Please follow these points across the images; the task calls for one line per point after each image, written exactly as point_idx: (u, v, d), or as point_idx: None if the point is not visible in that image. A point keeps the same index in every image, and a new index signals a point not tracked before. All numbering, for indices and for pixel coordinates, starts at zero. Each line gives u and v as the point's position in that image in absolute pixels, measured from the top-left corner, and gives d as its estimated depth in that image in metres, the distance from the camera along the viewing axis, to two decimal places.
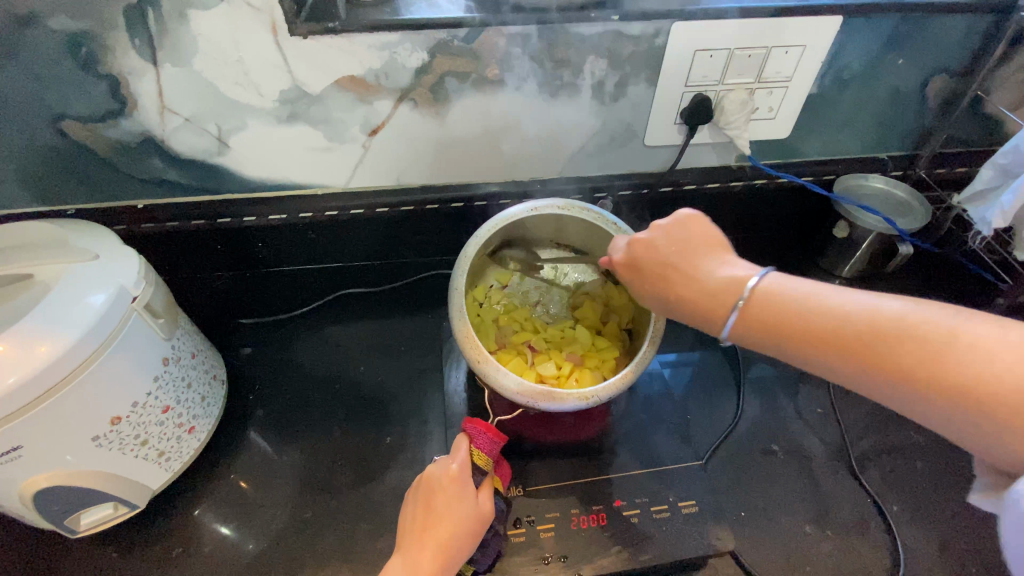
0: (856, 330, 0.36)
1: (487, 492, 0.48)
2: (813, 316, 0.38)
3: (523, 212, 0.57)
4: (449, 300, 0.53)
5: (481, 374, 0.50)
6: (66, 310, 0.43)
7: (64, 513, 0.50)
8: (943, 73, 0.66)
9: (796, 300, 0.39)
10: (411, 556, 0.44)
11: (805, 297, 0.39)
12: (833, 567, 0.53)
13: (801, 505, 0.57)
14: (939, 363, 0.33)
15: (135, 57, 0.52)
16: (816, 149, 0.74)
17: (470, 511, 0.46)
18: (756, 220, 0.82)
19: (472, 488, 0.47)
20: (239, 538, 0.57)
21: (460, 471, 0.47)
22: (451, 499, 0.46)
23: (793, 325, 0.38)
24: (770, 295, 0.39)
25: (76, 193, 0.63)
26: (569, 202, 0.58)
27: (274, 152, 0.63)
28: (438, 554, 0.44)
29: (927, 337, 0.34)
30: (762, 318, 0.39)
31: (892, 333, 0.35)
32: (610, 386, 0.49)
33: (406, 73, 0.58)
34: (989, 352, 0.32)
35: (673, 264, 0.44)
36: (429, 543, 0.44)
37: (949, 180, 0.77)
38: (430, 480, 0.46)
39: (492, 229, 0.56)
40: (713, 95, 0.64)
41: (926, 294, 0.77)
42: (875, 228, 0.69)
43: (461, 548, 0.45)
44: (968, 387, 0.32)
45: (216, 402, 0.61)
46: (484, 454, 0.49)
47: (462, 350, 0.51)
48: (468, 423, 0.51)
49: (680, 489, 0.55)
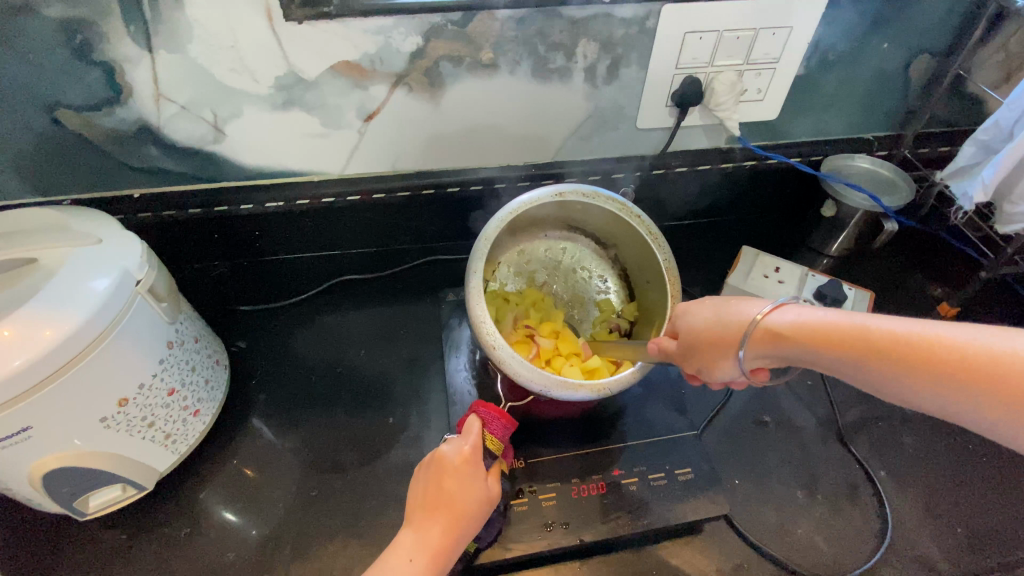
0: (900, 345, 0.34)
1: (496, 475, 0.49)
2: (843, 333, 0.37)
3: (547, 195, 0.57)
4: (467, 281, 0.52)
5: (494, 361, 0.50)
6: (72, 292, 0.44)
7: (72, 496, 0.51)
8: (925, 53, 0.68)
9: (829, 323, 0.38)
10: (421, 533, 0.44)
11: (832, 319, 0.38)
12: (824, 529, 0.56)
13: (793, 472, 0.59)
14: (967, 370, 0.32)
15: (131, 44, 0.52)
16: (803, 130, 0.75)
17: (481, 492, 0.46)
18: (746, 202, 0.83)
19: (483, 471, 0.47)
20: (247, 517, 0.58)
21: (473, 453, 0.47)
22: (463, 479, 0.46)
23: (824, 343, 0.37)
24: (787, 321, 0.39)
25: (72, 182, 0.63)
26: (595, 191, 0.58)
27: (270, 139, 0.63)
28: (448, 531, 0.45)
29: (941, 349, 0.33)
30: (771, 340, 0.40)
31: (947, 351, 0.33)
32: (622, 379, 0.50)
33: (401, 57, 0.58)
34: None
35: (715, 331, 0.43)
36: (440, 520, 0.45)
37: (932, 159, 0.79)
38: (442, 460, 0.47)
39: (513, 213, 0.56)
40: (703, 77, 0.65)
41: (911, 269, 0.80)
42: (861, 206, 0.71)
43: (470, 527, 0.46)
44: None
45: (218, 386, 0.62)
46: (498, 440, 0.48)
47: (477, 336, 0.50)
48: (481, 405, 0.50)
49: (677, 459, 0.56)
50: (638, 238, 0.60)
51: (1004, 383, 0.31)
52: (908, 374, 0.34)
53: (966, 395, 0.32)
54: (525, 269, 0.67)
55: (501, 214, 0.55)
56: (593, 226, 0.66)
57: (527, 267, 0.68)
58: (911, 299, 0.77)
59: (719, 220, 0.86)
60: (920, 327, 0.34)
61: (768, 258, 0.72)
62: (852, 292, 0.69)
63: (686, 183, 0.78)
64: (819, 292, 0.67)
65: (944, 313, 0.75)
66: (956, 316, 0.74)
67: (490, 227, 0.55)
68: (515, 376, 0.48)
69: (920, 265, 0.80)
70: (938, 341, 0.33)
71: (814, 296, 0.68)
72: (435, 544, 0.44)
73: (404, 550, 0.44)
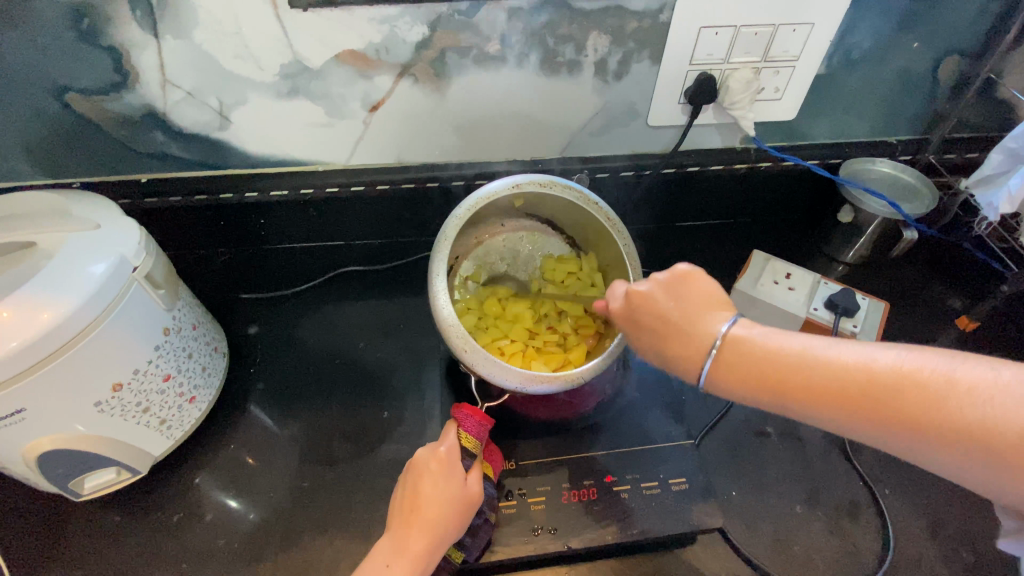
0: (812, 375, 0.35)
1: (478, 473, 0.48)
2: (792, 372, 0.36)
3: (506, 188, 0.55)
4: (432, 281, 0.51)
5: (464, 363, 0.49)
6: (67, 276, 0.44)
7: (68, 477, 0.52)
8: (954, 54, 0.65)
9: (777, 362, 0.37)
10: (398, 536, 0.45)
11: (765, 344, 0.38)
12: (822, 546, 0.54)
13: (793, 485, 0.58)
14: (921, 404, 0.32)
15: (136, 29, 0.52)
16: (824, 132, 0.72)
17: (458, 494, 0.46)
18: (760, 203, 0.81)
19: (461, 471, 0.47)
20: (240, 504, 0.58)
21: (448, 454, 0.47)
22: (440, 480, 0.46)
23: (751, 374, 0.38)
24: (741, 349, 0.38)
25: (81, 166, 0.64)
26: (554, 180, 0.56)
27: (274, 127, 0.63)
28: (425, 536, 0.45)
29: (890, 386, 0.33)
30: (736, 369, 0.38)
31: (886, 382, 0.33)
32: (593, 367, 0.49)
33: (406, 47, 0.57)
34: (937, 381, 0.32)
35: (674, 321, 0.42)
36: (417, 524, 0.45)
37: (958, 165, 0.76)
38: (418, 463, 0.47)
39: (474, 207, 0.54)
40: (718, 73, 0.63)
41: (927, 281, 0.77)
42: (879, 212, 0.69)
43: (449, 529, 0.46)
44: (927, 414, 0.32)
45: (216, 373, 0.62)
46: (473, 437, 0.49)
47: (446, 338, 0.49)
48: (457, 407, 0.51)
49: (671, 467, 0.55)
50: (595, 222, 0.58)
51: (935, 415, 0.32)
52: (824, 402, 0.35)
53: (917, 434, 0.32)
54: (482, 259, 0.65)
55: (457, 212, 0.54)
56: (554, 213, 0.63)
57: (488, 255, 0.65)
58: (928, 311, 0.74)
59: (731, 222, 0.84)
60: (825, 348, 0.36)
61: (779, 264, 0.70)
62: (866, 302, 0.67)
63: (698, 183, 0.76)
64: (830, 301, 0.65)
65: (963, 325, 0.72)
66: (974, 329, 0.71)
67: (447, 228, 0.53)
68: (489, 376, 0.48)
69: (936, 278, 0.77)
70: (840, 366, 0.35)
71: (825, 305, 0.66)
72: (414, 549, 0.44)
73: (382, 555, 0.44)
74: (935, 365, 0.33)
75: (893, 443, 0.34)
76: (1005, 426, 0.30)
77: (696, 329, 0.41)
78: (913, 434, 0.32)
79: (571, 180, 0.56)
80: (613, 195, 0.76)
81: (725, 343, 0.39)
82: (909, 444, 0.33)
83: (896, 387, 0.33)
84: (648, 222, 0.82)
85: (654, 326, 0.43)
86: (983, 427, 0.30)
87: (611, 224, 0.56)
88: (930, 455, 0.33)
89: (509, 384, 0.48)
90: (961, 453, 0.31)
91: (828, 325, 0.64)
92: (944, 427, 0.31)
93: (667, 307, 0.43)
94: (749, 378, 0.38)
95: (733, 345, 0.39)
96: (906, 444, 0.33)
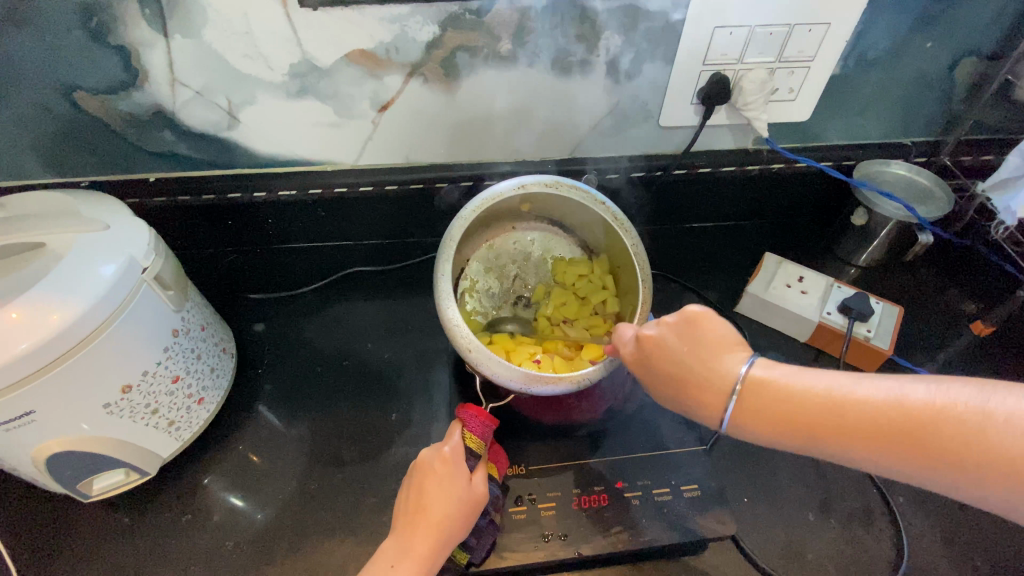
0: (840, 415, 0.36)
1: (482, 474, 0.48)
2: (818, 409, 0.37)
3: (512, 188, 0.55)
4: (437, 282, 0.51)
5: (469, 362, 0.49)
6: (77, 277, 0.44)
7: (76, 478, 0.51)
8: (972, 55, 0.64)
9: (799, 401, 0.38)
10: (403, 539, 0.45)
11: (790, 385, 0.38)
12: (835, 554, 0.53)
13: (805, 492, 0.57)
14: (950, 437, 0.33)
15: (145, 28, 0.52)
16: (837, 134, 0.71)
17: (463, 496, 0.46)
18: (771, 205, 0.80)
19: (465, 473, 0.47)
20: (248, 506, 0.58)
21: (452, 455, 0.47)
22: (444, 482, 0.46)
23: (779, 417, 0.38)
24: (764, 389, 0.39)
25: (90, 165, 0.63)
26: (560, 180, 0.56)
27: (284, 127, 0.63)
28: (429, 539, 0.45)
29: (915, 417, 0.34)
30: (760, 410, 0.39)
31: (908, 415, 0.34)
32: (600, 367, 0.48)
33: (417, 47, 0.56)
34: (958, 416, 0.33)
35: (688, 368, 0.42)
36: (422, 525, 0.45)
37: (973, 167, 0.75)
38: (423, 464, 0.47)
39: (480, 207, 0.54)
40: (732, 74, 0.62)
41: (940, 286, 0.76)
42: (895, 215, 0.68)
43: (454, 531, 0.45)
44: (954, 449, 0.32)
45: (225, 373, 0.62)
46: (479, 437, 0.48)
47: (450, 338, 0.49)
48: (461, 406, 0.49)
49: (683, 473, 0.55)
50: (604, 223, 0.58)
51: (958, 446, 0.32)
52: (859, 440, 0.35)
53: (947, 469, 0.33)
54: (492, 263, 0.64)
55: (463, 213, 0.53)
56: (563, 214, 0.62)
57: (500, 258, 0.64)
58: (943, 315, 0.73)
59: (742, 223, 0.83)
60: (851, 387, 0.37)
61: (792, 267, 0.69)
62: (880, 306, 0.66)
63: (709, 184, 0.75)
64: (843, 305, 0.64)
65: (978, 330, 0.71)
66: (989, 333, 0.70)
67: (452, 229, 0.53)
68: (492, 376, 0.48)
69: (950, 283, 0.76)
70: (864, 405, 0.35)
71: (838, 309, 0.65)
72: (418, 551, 0.44)
73: (387, 555, 0.45)
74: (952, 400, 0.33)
75: (927, 479, 0.34)
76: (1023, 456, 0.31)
77: (710, 374, 0.41)
78: (942, 468, 0.33)
79: (578, 180, 0.56)
80: (623, 196, 0.76)
81: (747, 392, 0.39)
82: (943, 479, 0.34)
83: (918, 423, 0.34)
84: (658, 224, 0.82)
85: (670, 373, 0.43)
86: (1008, 460, 0.31)
87: (618, 224, 0.55)
88: (967, 490, 0.33)
89: (514, 385, 0.48)
90: (1006, 488, 0.31)
91: (842, 329, 0.64)
92: (975, 463, 0.32)
93: (686, 351, 0.42)
94: (776, 418, 0.38)
95: (757, 383, 0.39)
96: (937, 478, 0.34)
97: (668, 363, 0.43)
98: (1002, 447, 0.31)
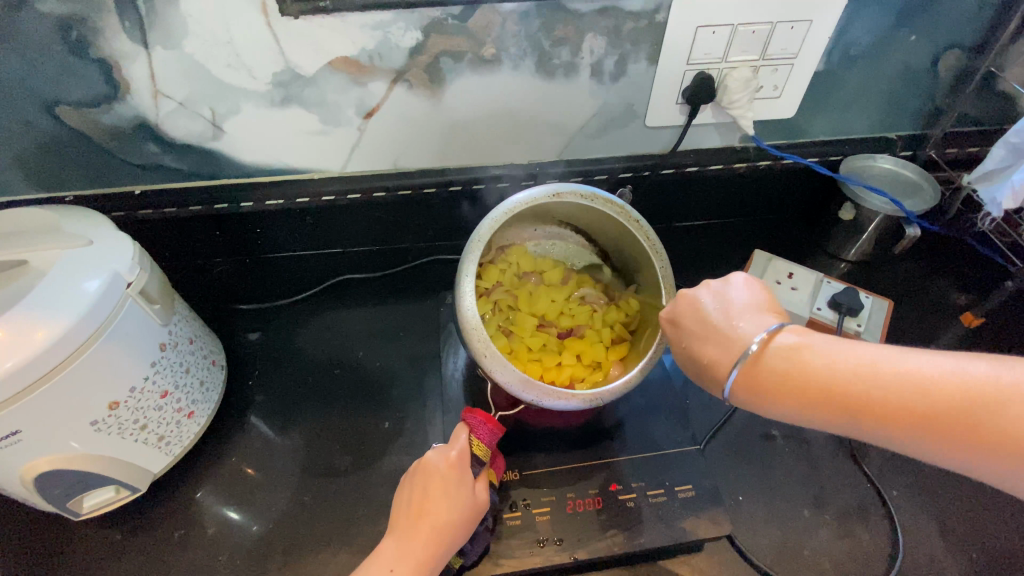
0: (888, 390, 0.36)
1: (484, 482, 0.48)
2: (842, 381, 0.38)
3: (546, 196, 0.54)
4: (458, 283, 0.51)
5: (484, 369, 0.48)
6: (61, 295, 0.43)
7: (66, 496, 0.51)
8: (955, 48, 0.64)
9: (811, 366, 0.39)
10: (405, 542, 0.45)
11: (820, 357, 0.39)
12: (831, 550, 0.54)
13: (801, 488, 0.57)
14: (970, 412, 0.34)
15: (125, 40, 0.51)
16: (823, 130, 0.72)
17: (466, 503, 0.46)
18: (759, 203, 0.80)
19: (470, 480, 0.46)
20: (241, 520, 0.58)
21: (459, 460, 0.47)
22: (448, 489, 0.46)
23: (822, 393, 0.38)
24: (780, 355, 0.40)
25: (74, 179, 0.63)
26: (596, 193, 0.55)
27: (269, 137, 0.62)
28: (431, 545, 0.44)
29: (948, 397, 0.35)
30: (769, 378, 0.40)
31: (940, 391, 0.35)
32: (614, 387, 0.48)
33: (400, 53, 0.56)
34: (991, 398, 0.34)
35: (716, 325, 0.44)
36: (425, 529, 0.45)
37: (959, 159, 0.75)
38: (427, 466, 0.47)
39: (510, 212, 0.53)
40: (716, 72, 0.62)
41: (931, 278, 0.76)
42: (881, 210, 0.68)
43: (455, 538, 0.45)
44: (975, 426, 0.34)
45: (215, 386, 0.62)
46: (485, 446, 0.48)
47: (467, 340, 0.49)
48: (468, 410, 0.49)
49: (677, 474, 0.55)
50: (632, 238, 0.57)
51: (962, 416, 0.34)
52: (897, 417, 0.36)
53: (980, 447, 0.34)
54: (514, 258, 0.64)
55: (494, 215, 0.53)
56: (588, 224, 0.62)
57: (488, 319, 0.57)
58: (932, 307, 0.74)
59: (731, 221, 0.83)
60: (893, 361, 0.37)
61: (782, 263, 0.70)
62: (869, 301, 0.66)
63: (698, 183, 0.75)
64: (834, 300, 0.64)
65: (967, 321, 0.71)
66: (979, 324, 0.71)
67: (482, 229, 0.52)
68: (504, 383, 0.47)
69: (941, 274, 0.77)
70: (900, 378, 0.36)
71: (829, 304, 0.65)
72: (419, 555, 0.44)
73: (387, 558, 0.44)
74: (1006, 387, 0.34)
75: (939, 454, 0.36)
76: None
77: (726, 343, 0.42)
78: (946, 440, 0.35)
79: (614, 194, 0.55)
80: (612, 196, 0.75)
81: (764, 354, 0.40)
82: (962, 455, 0.35)
83: (984, 409, 0.34)
84: (648, 224, 0.82)
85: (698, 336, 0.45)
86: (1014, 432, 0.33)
87: (647, 241, 0.55)
88: (961, 459, 0.35)
89: (524, 395, 0.47)
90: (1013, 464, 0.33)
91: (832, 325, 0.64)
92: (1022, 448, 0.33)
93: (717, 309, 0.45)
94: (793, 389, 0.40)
95: (776, 346, 0.41)
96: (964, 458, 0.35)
97: (702, 323, 0.45)
98: None
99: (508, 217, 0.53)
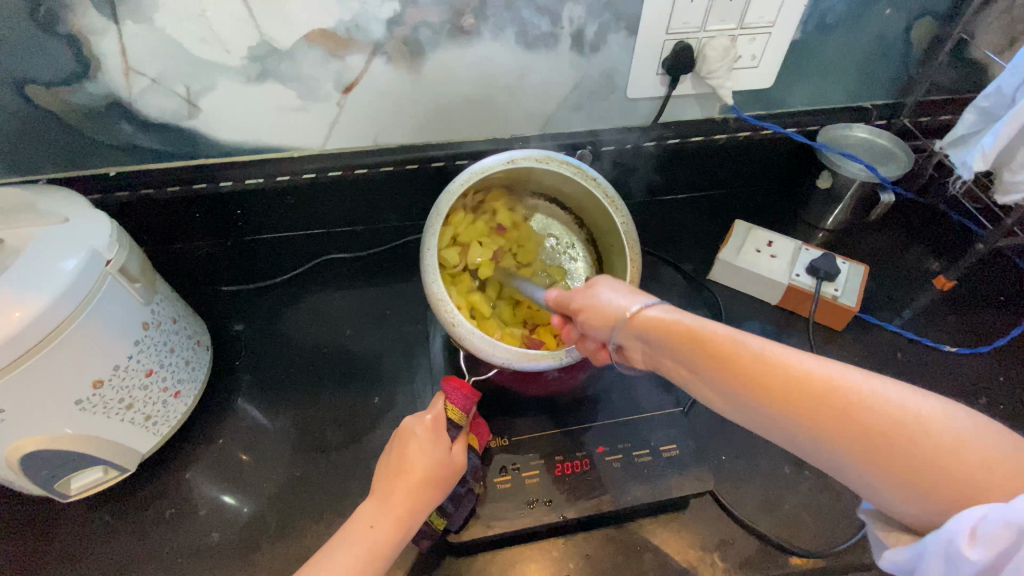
0: (751, 366, 0.35)
1: (462, 444, 0.48)
2: (706, 349, 0.37)
3: (501, 163, 0.54)
4: (422, 259, 0.51)
5: (454, 337, 0.49)
6: (38, 273, 0.42)
7: (53, 478, 0.51)
8: (927, 16, 0.65)
9: (684, 332, 0.39)
10: (383, 499, 0.45)
11: (687, 324, 0.39)
12: (811, 504, 0.56)
13: (781, 447, 0.59)
14: (829, 400, 0.32)
15: (93, 14, 0.50)
16: (800, 100, 0.73)
17: (441, 460, 0.47)
18: (739, 176, 0.82)
19: (446, 441, 0.47)
20: (233, 497, 0.58)
21: (434, 422, 0.48)
22: (424, 447, 0.46)
23: (693, 354, 0.38)
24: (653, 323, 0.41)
25: (46, 162, 0.61)
26: (551, 155, 0.55)
27: (246, 114, 0.61)
28: (410, 501, 0.45)
29: (820, 390, 0.33)
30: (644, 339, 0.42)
31: (800, 379, 0.33)
32: (581, 345, 0.49)
33: (378, 24, 0.55)
34: (855, 394, 0.32)
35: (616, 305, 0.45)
36: (403, 485, 0.45)
37: (933, 127, 0.77)
38: (405, 429, 0.48)
39: (468, 180, 0.53)
40: (695, 42, 0.62)
41: (906, 243, 0.78)
42: (857, 176, 0.69)
43: (433, 496, 0.46)
44: (828, 412, 0.32)
45: (201, 366, 0.62)
46: (460, 409, 0.49)
47: (435, 313, 0.49)
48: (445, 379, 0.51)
49: (663, 435, 0.56)
50: (593, 198, 0.57)
51: (826, 408, 0.32)
52: (752, 397, 0.35)
53: (835, 438, 0.32)
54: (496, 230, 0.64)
55: (452, 186, 0.53)
56: (557, 192, 0.62)
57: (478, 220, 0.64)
58: (906, 271, 0.76)
59: (712, 194, 0.85)
60: (774, 349, 0.35)
61: (761, 233, 0.71)
62: (846, 266, 0.68)
63: (679, 156, 0.76)
64: (812, 266, 0.66)
65: (940, 285, 0.73)
66: (951, 288, 0.73)
67: (441, 203, 0.52)
68: (475, 350, 0.48)
69: (916, 239, 0.79)
70: (776, 363, 0.34)
71: (807, 270, 0.67)
72: (398, 511, 0.45)
73: (367, 516, 0.45)
74: (992, 440, 0.30)
75: (799, 444, 0.34)
76: (912, 448, 0.30)
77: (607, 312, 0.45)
78: (801, 426, 0.33)
79: (569, 155, 0.56)
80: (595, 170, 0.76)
81: (637, 316, 0.42)
82: (820, 448, 0.33)
83: (843, 402, 0.32)
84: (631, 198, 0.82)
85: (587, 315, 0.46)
86: (907, 442, 0.30)
87: (607, 200, 0.55)
88: (822, 451, 0.33)
89: (498, 360, 0.48)
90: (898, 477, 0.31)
91: (809, 291, 0.66)
92: (952, 488, 0.30)
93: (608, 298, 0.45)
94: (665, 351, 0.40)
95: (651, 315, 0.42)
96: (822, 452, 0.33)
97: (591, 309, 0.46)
98: (928, 455, 0.30)
99: (464, 189, 0.53)
